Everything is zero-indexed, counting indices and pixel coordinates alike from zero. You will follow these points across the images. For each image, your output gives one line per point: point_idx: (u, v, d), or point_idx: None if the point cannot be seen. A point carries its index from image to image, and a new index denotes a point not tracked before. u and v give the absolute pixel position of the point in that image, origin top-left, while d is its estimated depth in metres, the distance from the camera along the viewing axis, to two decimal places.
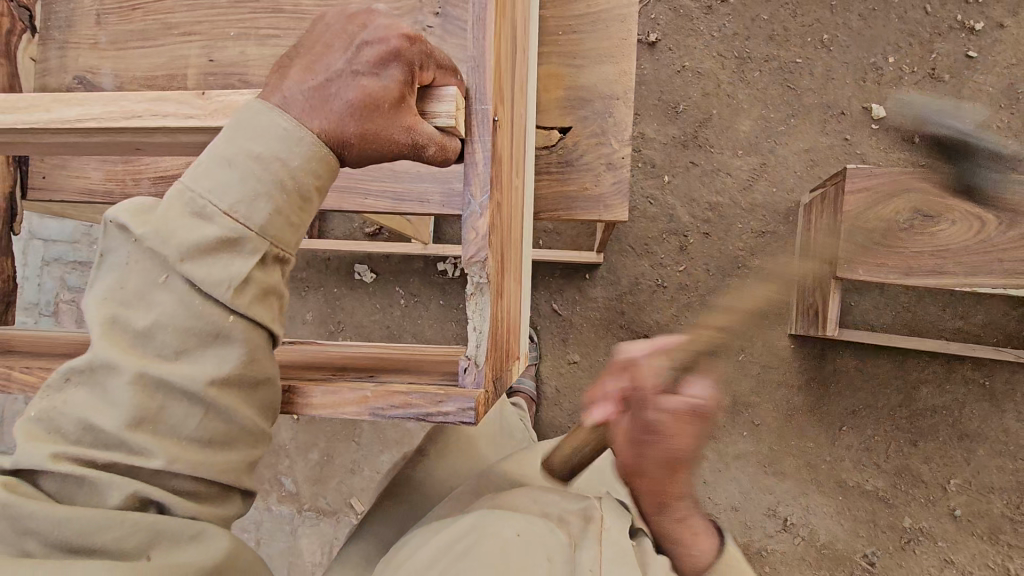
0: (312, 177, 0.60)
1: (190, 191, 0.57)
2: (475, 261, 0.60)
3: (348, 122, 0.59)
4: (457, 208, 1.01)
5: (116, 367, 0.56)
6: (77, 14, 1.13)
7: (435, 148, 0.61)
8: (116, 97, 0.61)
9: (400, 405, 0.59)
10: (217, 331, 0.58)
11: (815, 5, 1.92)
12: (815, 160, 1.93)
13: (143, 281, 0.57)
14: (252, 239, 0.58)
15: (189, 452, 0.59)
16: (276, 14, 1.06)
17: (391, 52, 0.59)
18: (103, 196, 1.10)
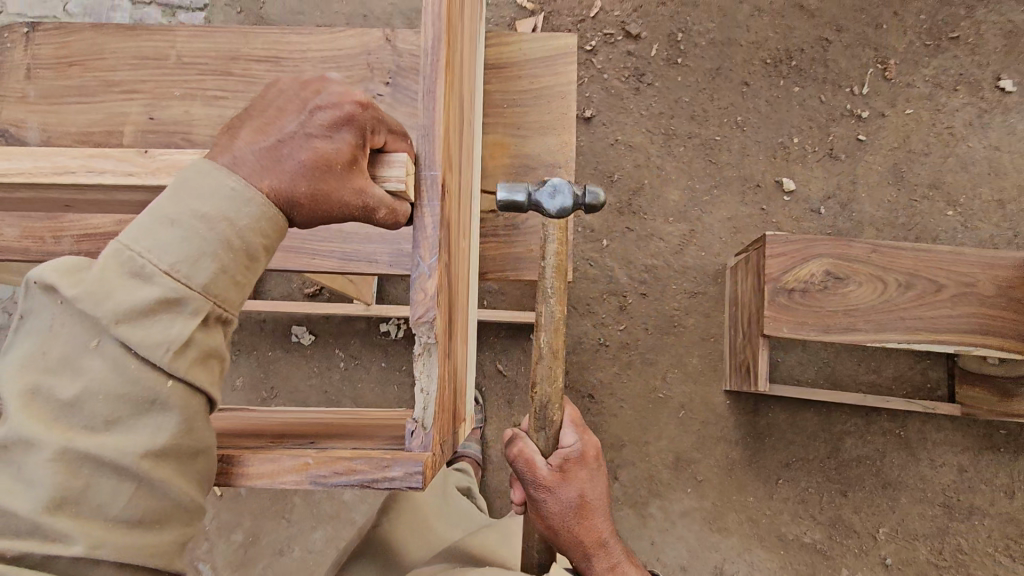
0: (261, 238, 0.59)
1: (130, 250, 0.54)
2: (423, 322, 0.59)
3: (300, 183, 0.60)
4: (405, 267, 1.02)
5: (35, 443, 0.51)
6: (5, 67, 1.10)
7: (386, 211, 0.62)
8: (49, 151, 0.57)
9: (344, 472, 0.56)
10: (153, 398, 0.54)
11: (728, 91, 2.16)
12: (738, 227, 2.10)
13: (71, 346, 0.53)
14: (193, 299, 0.55)
15: (116, 534, 0.54)
16: (223, 78, 1.08)
17: (344, 117, 0.61)
18: (14, 254, 1.03)
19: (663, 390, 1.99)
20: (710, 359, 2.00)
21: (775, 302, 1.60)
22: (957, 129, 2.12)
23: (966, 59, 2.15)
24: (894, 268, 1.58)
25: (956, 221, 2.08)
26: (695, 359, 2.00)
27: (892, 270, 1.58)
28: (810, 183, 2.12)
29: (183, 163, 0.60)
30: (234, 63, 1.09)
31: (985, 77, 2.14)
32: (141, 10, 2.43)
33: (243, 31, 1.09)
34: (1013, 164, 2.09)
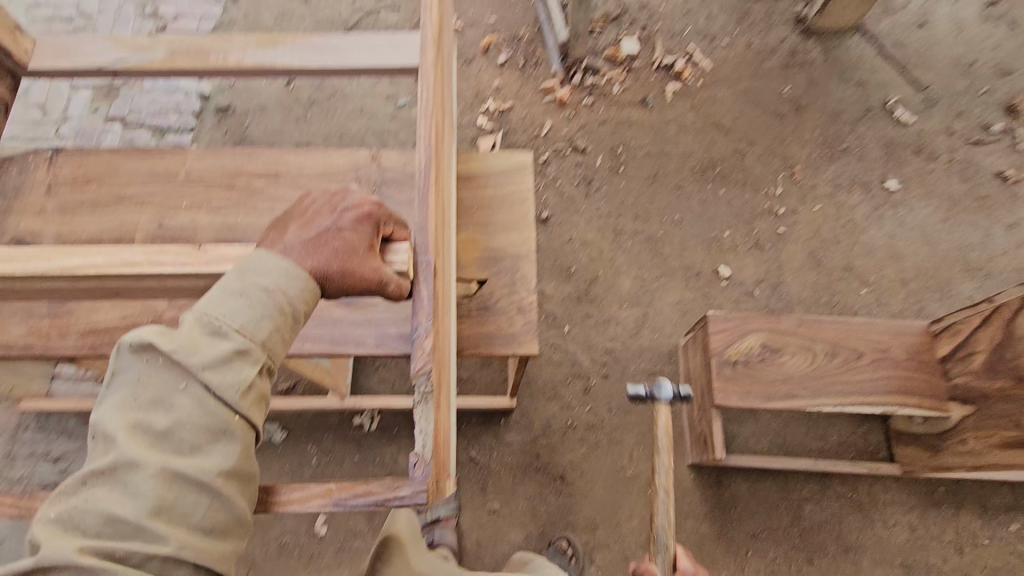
0: (305, 303, 0.75)
1: (208, 314, 0.69)
2: (422, 372, 0.71)
3: (331, 263, 0.75)
4: (390, 347, 1.14)
5: (138, 463, 0.64)
6: (25, 185, 1.24)
7: (394, 286, 0.76)
8: (118, 249, 0.70)
9: (361, 494, 0.71)
10: (226, 428, 0.69)
11: (664, 194, 2.52)
12: (685, 310, 2.34)
13: (164, 388, 0.67)
14: (257, 350, 0.71)
15: (196, 539, 0.66)
16: (229, 191, 1.25)
17: (365, 214, 0.79)
18: (18, 351, 1.10)
19: (632, 468, 2.09)
20: (670, 434, 2.10)
21: (722, 374, 1.77)
22: (858, 221, 2.48)
23: (856, 165, 2.58)
24: (820, 339, 1.80)
25: (870, 297, 2.37)
26: None
27: (818, 341, 1.79)
28: (743, 270, 2.40)
29: (232, 256, 0.74)
30: (238, 178, 1.26)
31: (873, 179, 2.55)
32: (132, 132, 2.65)
33: (247, 153, 1.28)
34: (909, 248, 2.44)
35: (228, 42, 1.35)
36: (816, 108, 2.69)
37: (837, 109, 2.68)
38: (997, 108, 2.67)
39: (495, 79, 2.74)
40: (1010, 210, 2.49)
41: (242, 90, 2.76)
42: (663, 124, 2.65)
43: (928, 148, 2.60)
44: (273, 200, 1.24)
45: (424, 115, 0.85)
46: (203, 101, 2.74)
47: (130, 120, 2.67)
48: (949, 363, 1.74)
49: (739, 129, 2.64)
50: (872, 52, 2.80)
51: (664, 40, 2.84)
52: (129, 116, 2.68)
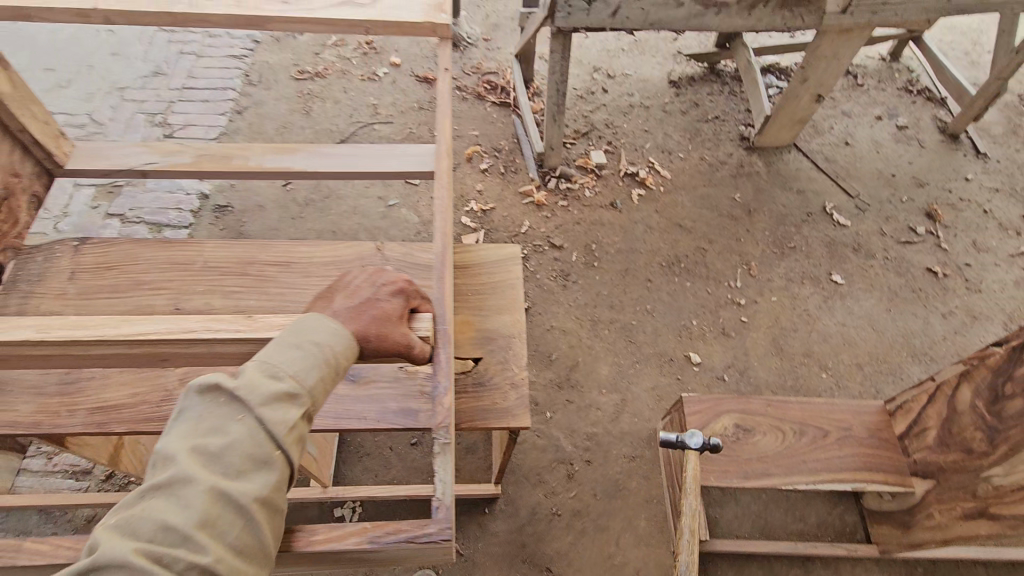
0: (347, 360, 0.85)
1: (268, 360, 0.78)
2: (441, 426, 0.89)
3: (370, 329, 0.87)
4: (391, 422, 1.21)
5: (192, 479, 0.71)
6: (49, 270, 1.32)
7: (419, 349, 0.91)
8: (178, 319, 0.78)
9: (392, 532, 0.83)
10: (269, 460, 0.76)
11: (635, 286, 2.73)
12: (660, 394, 2.45)
13: (222, 418, 0.76)
14: (304, 394, 0.80)
15: (229, 558, 0.71)
16: (243, 277, 1.35)
17: (398, 288, 0.94)
18: (25, 428, 1.13)
19: (618, 555, 2.08)
20: (657, 520, 2.16)
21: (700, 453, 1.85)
22: (812, 311, 2.71)
23: (805, 261, 2.86)
24: (788, 418, 1.91)
25: (831, 381, 2.53)
26: (642, 521, 2.15)
27: (787, 421, 1.91)
28: (712, 356, 2.56)
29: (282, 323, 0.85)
30: (253, 266, 1.37)
31: (821, 273, 2.82)
32: (130, 227, 2.77)
33: (261, 244, 1.41)
34: (860, 335, 2.65)
35: (250, 148, 1.53)
36: (765, 212, 3.02)
37: (782, 212, 3.02)
38: (918, 212, 3.06)
39: (478, 183, 3.04)
40: (943, 300, 2.77)
41: (242, 190, 2.96)
42: (631, 224, 2.93)
43: (865, 246, 2.93)
44: (284, 286, 1.35)
45: (442, 211, 1.03)
46: (203, 200, 2.91)
47: (130, 216, 2.81)
48: (906, 440, 1.88)
49: (698, 230, 2.93)
50: (807, 166, 3.21)
51: (628, 153, 3.22)
52: (130, 212, 2.82)
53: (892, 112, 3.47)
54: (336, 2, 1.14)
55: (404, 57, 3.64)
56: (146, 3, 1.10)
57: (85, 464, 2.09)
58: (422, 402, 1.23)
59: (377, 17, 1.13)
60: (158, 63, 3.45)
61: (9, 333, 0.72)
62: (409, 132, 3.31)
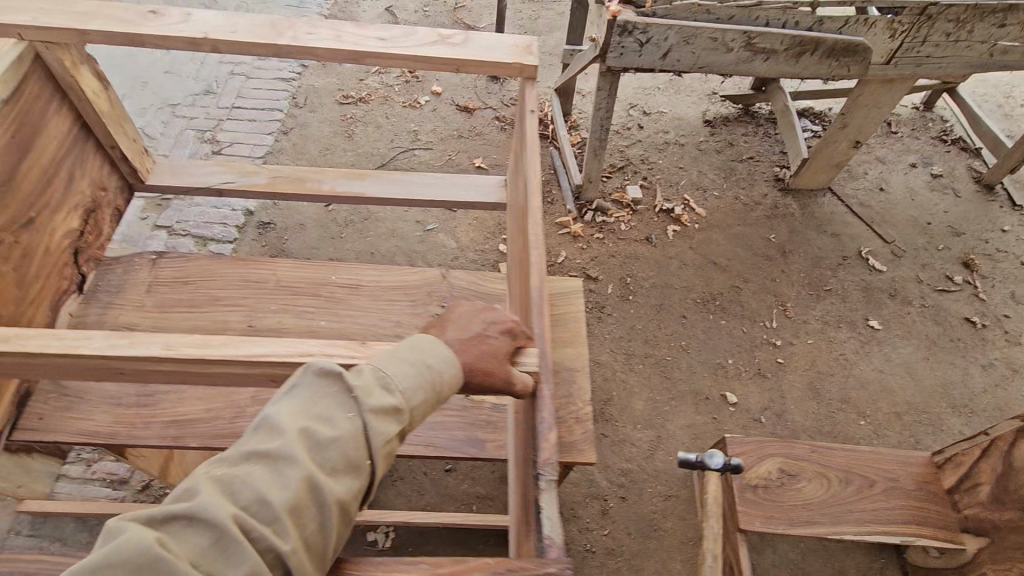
0: (450, 388, 0.88)
1: (386, 369, 0.82)
2: (547, 462, 0.92)
3: (478, 364, 0.90)
4: (458, 451, 1.22)
5: (296, 462, 0.73)
6: (129, 282, 1.36)
7: (522, 386, 0.94)
8: (293, 344, 0.83)
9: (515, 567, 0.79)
10: (361, 466, 0.78)
11: (670, 321, 2.74)
12: (696, 433, 2.42)
13: (333, 412, 0.78)
14: (406, 410, 0.82)
15: (301, 551, 0.72)
16: (314, 298, 1.38)
17: (507, 326, 0.96)
18: (103, 437, 1.15)
19: None
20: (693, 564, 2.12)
21: (744, 497, 1.82)
22: (849, 356, 2.69)
23: (841, 305, 2.85)
24: (833, 465, 1.89)
25: (869, 428, 2.49)
26: (677, 563, 2.12)
27: (831, 467, 1.89)
28: (749, 397, 2.54)
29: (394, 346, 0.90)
30: (323, 288, 1.40)
31: (858, 318, 2.81)
32: (176, 240, 2.83)
33: (330, 267, 1.44)
34: (898, 383, 2.63)
35: (321, 172, 1.57)
36: (800, 254, 3.03)
37: (818, 255, 3.03)
38: (955, 261, 3.05)
39: None
40: (983, 352, 2.75)
41: (286, 209, 3.02)
42: (666, 259, 2.95)
43: (902, 292, 2.92)
44: (354, 308, 1.38)
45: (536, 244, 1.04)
46: (247, 216, 2.97)
47: (176, 229, 2.87)
48: (956, 494, 1.83)
49: (734, 268, 2.94)
50: (842, 209, 3.24)
51: (664, 189, 3.26)
52: (177, 225, 2.88)
53: (926, 160, 3.50)
54: (429, 40, 1.20)
55: (445, 86, 3.74)
56: (252, 35, 1.15)
57: (122, 473, 2.10)
58: (488, 431, 1.24)
59: (469, 56, 1.17)
60: (208, 81, 3.57)
61: (136, 348, 0.76)
62: (448, 159, 3.37)
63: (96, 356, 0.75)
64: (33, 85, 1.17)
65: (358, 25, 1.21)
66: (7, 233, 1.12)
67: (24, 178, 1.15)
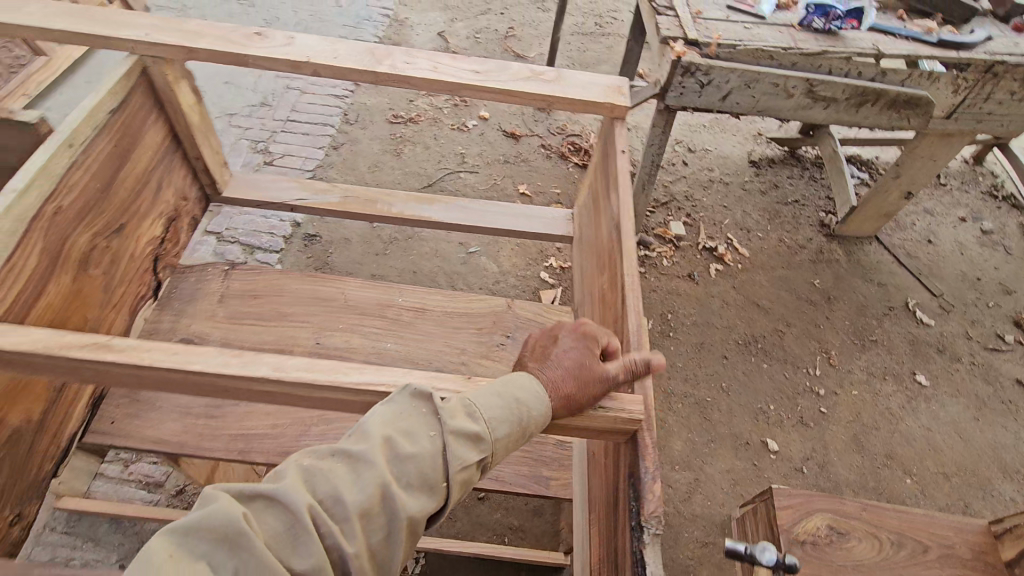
0: (538, 427, 0.84)
1: (475, 397, 0.80)
2: (653, 514, 0.78)
3: (571, 375, 0.86)
4: (522, 487, 1.19)
5: (376, 469, 0.71)
6: (202, 291, 1.38)
7: (623, 368, 0.87)
8: (398, 373, 0.82)
9: None
10: (436, 488, 0.75)
11: (711, 361, 2.69)
12: (736, 479, 2.36)
13: (420, 429, 0.76)
14: (489, 441, 0.79)
15: (362, 558, 0.69)
16: (380, 319, 1.38)
17: (580, 332, 0.93)
18: (171, 448, 1.14)
19: None
20: None
21: None
22: (895, 410, 2.61)
23: (887, 356, 2.79)
24: None
25: (915, 488, 2.41)
26: None
27: None
28: (790, 445, 2.47)
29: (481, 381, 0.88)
30: (389, 310, 1.41)
31: (904, 371, 2.74)
32: (225, 246, 2.88)
33: (398, 289, 1.45)
34: (946, 442, 2.54)
35: (391, 195, 1.59)
36: (846, 301, 2.98)
37: (863, 304, 2.98)
38: (1006, 320, 2.97)
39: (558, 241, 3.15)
40: None
41: (332, 223, 3.07)
42: (708, 297, 2.92)
43: (950, 348, 2.85)
44: (420, 332, 1.38)
45: (632, 281, 1.01)
46: (294, 228, 3.02)
47: (225, 235, 2.92)
48: None
49: (777, 311, 2.90)
50: (889, 259, 3.18)
51: (708, 227, 3.25)
52: (226, 232, 2.94)
53: (976, 215, 3.44)
54: (522, 76, 1.21)
55: (493, 112, 3.79)
56: (353, 62, 1.18)
57: (158, 477, 2.10)
58: (552, 469, 1.22)
59: (563, 93, 1.19)
60: (265, 94, 3.68)
61: (249, 368, 0.76)
62: (493, 183, 3.40)
63: (208, 373, 0.75)
64: (137, 97, 1.20)
65: (453, 57, 1.23)
66: (101, 237, 1.14)
67: (121, 186, 1.18)
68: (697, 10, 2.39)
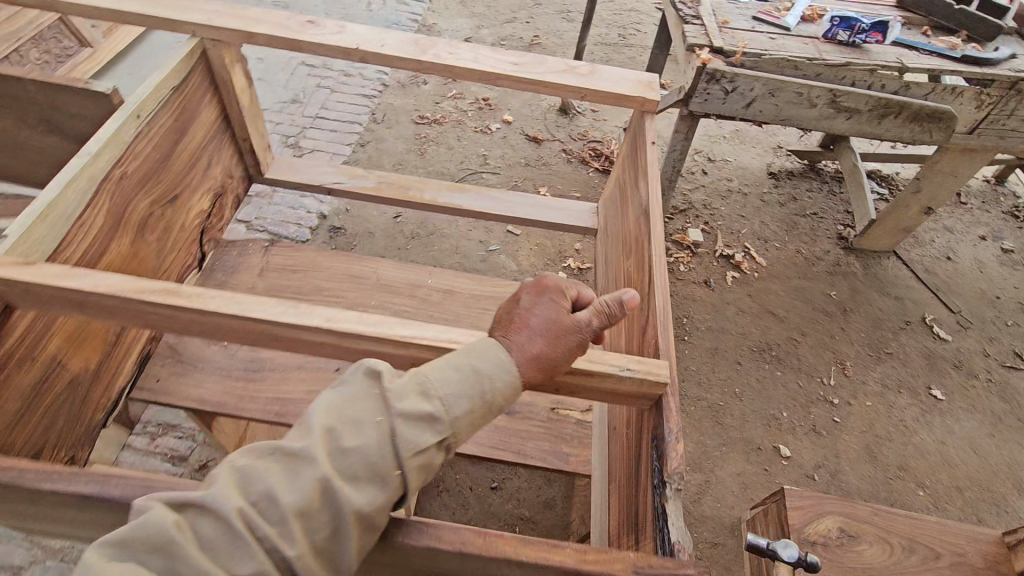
0: (504, 400, 0.80)
1: (427, 376, 0.76)
2: (676, 470, 0.82)
3: (542, 333, 0.85)
4: (541, 461, 1.24)
5: (315, 464, 0.70)
6: (244, 265, 1.45)
7: (596, 317, 0.88)
8: (438, 329, 0.87)
9: (647, 566, 0.72)
10: (387, 476, 0.73)
11: (725, 366, 2.72)
12: (747, 483, 2.37)
13: (366, 417, 0.74)
14: (444, 423, 0.75)
15: (309, 556, 0.69)
16: (410, 298, 1.44)
17: (545, 290, 0.91)
18: (212, 407, 1.21)
19: None
20: None
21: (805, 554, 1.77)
22: (909, 423, 2.61)
23: (902, 370, 2.79)
24: None
25: (928, 501, 2.40)
26: None
27: None
28: (803, 452, 2.48)
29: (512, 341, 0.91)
30: (418, 290, 1.46)
31: (919, 385, 2.74)
32: (253, 234, 2.97)
33: (428, 271, 1.51)
34: (960, 457, 2.53)
35: (425, 183, 1.66)
36: (862, 314, 2.99)
37: (880, 317, 2.98)
38: None
39: (576, 243, 3.21)
40: None
41: (356, 217, 3.15)
42: (724, 304, 2.95)
43: (967, 364, 2.84)
44: (447, 312, 1.43)
45: (659, 262, 1.06)
46: (321, 220, 3.10)
47: (254, 224, 3.01)
48: None
49: (793, 320, 2.92)
50: (906, 274, 3.19)
51: (725, 235, 3.28)
52: (256, 221, 3.03)
53: (997, 235, 3.44)
54: (559, 69, 1.28)
55: (516, 116, 3.87)
56: (399, 50, 1.25)
57: (182, 451, 2.17)
58: (572, 446, 1.27)
59: (597, 86, 1.25)
60: (296, 91, 3.79)
61: (303, 318, 0.82)
62: (515, 185, 3.47)
63: (265, 321, 0.81)
64: (196, 77, 1.28)
65: (493, 49, 1.30)
66: (157, 206, 1.22)
67: (177, 159, 1.25)
68: (723, 20, 2.45)
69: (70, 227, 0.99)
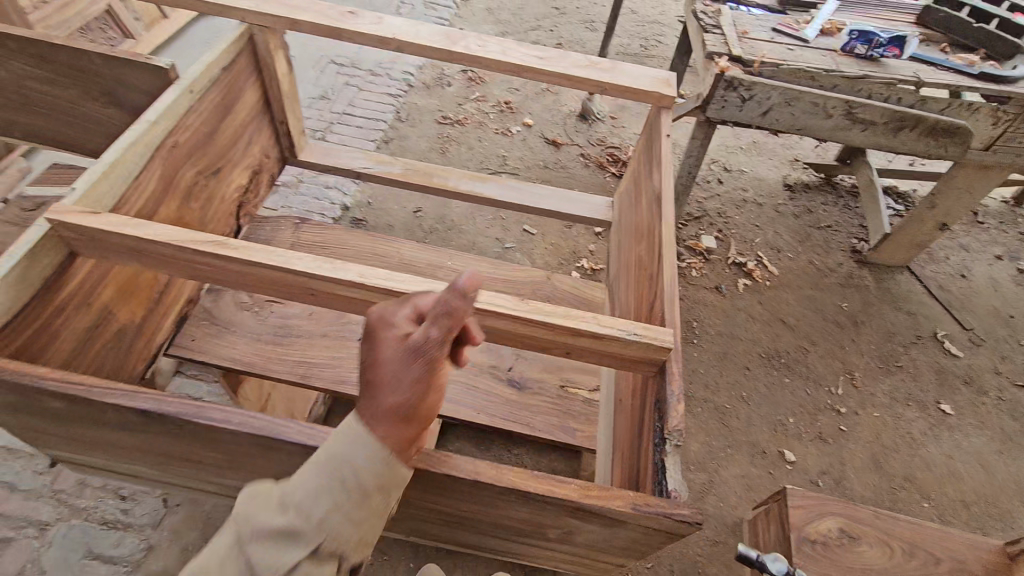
0: (375, 481, 0.77)
1: (287, 494, 0.76)
2: (675, 428, 0.90)
3: (386, 379, 0.77)
4: (543, 430, 1.37)
5: None
6: (276, 239, 1.53)
7: (430, 339, 0.76)
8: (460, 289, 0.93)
9: (646, 505, 0.81)
10: None
11: (733, 371, 2.75)
12: (750, 485, 2.40)
13: (237, 551, 0.74)
14: (312, 537, 0.74)
15: None
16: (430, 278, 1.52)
17: (379, 328, 0.81)
18: (244, 366, 1.35)
19: None
20: None
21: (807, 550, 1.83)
22: (916, 435, 2.62)
23: (912, 383, 2.79)
24: None
25: (932, 513, 2.40)
26: None
27: None
28: (808, 458, 2.50)
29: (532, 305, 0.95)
30: (438, 270, 1.54)
31: (928, 399, 2.75)
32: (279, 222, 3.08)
33: (447, 253, 1.58)
34: (967, 472, 2.53)
35: (448, 171, 1.74)
36: (873, 326, 3.00)
37: (891, 330, 2.99)
38: None
39: (591, 244, 3.27)
40: None
41: (378, 210, 3.25)
42: (735, 310, 2.98)
43: (977, 381, 2.84)
44: None
45: (669, 243, 1.12)
46: (343, 211, 3.20)
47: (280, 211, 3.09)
48: None
49: (803, 329, 2.94)
50: (920, 289, 3.20)
51: (738, 243, 3.32)
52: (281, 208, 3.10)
53: (1013, 255, 3.43)
54: (581, 64, 1.35)
55: (537, 120, 3.96)
56: (432, 42, 1.33)
57: None
58: (578, 422, 1.38)
59: (616, 80, 1.32)
60: (325, 88, 3.91)
61: (337, 273, 0.90)
62: None
63: (304, 274, 0.90)
64: (243, 60, 1.38)
65: (520, 44, 1.38)
66: (202, 177, 1.31)
67: (222, 135, 1.35)
68: (743, 30, 2.52)
69: (125, 190, 1.08)
